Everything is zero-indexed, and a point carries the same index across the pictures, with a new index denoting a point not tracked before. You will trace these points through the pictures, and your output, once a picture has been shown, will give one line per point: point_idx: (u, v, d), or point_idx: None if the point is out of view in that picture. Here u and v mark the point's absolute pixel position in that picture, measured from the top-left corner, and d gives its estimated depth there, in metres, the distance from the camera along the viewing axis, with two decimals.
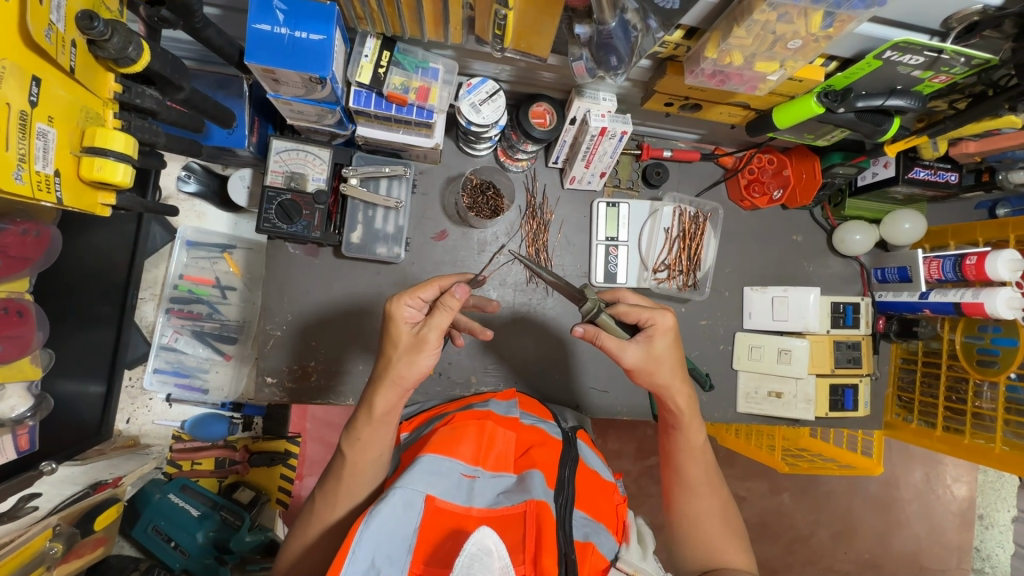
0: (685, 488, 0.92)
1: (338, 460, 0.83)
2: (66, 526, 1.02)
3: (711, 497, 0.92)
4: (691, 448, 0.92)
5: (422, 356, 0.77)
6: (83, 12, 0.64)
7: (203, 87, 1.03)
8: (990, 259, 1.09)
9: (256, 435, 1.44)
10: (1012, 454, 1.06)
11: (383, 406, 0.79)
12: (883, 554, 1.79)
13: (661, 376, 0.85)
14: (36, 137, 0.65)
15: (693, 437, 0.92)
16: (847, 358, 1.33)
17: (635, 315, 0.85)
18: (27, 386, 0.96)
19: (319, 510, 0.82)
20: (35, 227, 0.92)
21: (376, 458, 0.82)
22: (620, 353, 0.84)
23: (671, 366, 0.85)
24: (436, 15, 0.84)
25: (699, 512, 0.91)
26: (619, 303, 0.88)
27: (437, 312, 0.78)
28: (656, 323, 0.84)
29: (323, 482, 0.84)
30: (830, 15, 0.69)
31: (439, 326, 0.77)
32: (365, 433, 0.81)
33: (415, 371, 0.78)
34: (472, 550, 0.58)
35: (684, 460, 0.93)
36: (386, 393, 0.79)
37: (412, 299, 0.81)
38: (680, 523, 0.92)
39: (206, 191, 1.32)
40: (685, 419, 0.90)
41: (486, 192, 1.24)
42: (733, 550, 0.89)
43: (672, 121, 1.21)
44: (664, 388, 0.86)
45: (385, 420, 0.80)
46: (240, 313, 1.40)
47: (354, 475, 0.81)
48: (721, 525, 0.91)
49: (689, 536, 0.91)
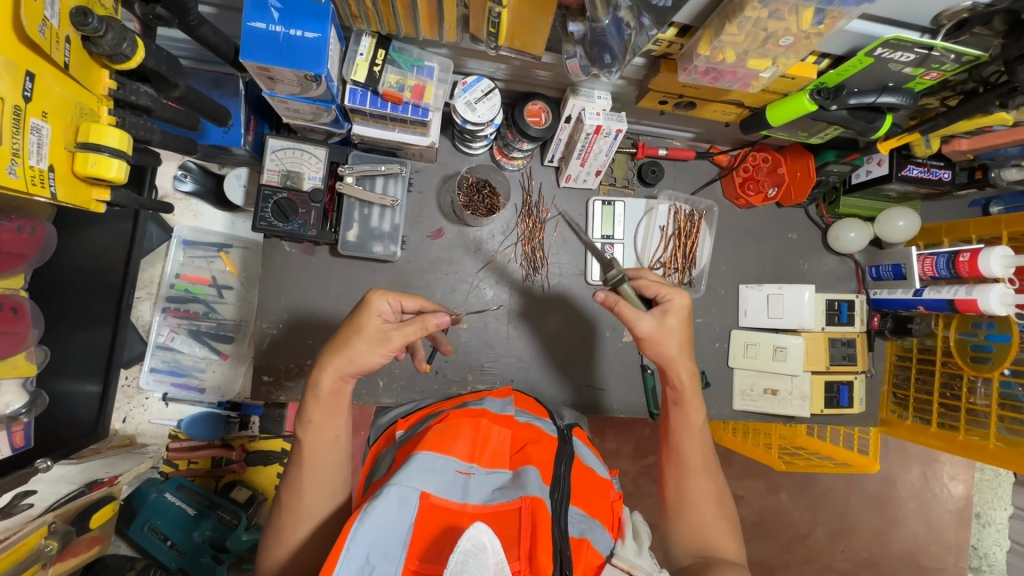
0: (680, 467, 0.93)
1: (296, 449, 0.83)
2: (60, 525, 1.04)
3: (707, 480, 0.92)
4: (690, 426, 0.93)
5: (377, 352, 0.79)
6: (77, 8, 0.64)
7: (199, 85, 1.03)
8: (983, 255, 1.10)
9: (253, 434, 1.42)
10: (1007, 450, 1.07)
11: (328, 384, 0.80)
12: (880, 553, 1.80)
13: (669, 349, 0.90)
14: (30, 133, 0.65)
15: (693, 414, 0.93)
16: (842, 354, 1.34)
17: (653, 289, 0.91)
18: (22, 382, 0.96)
19: (288, 502, 0.81)
20: (30, 224, 0.91)
21: (334, 440, 0.83)
22: (635, 321, 0.88)
23: (680, 342, 0.90)
24: (431, 13, 0.84)
25: (693, 494, 0.91)
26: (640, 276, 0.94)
27: (413, 324, 0.80)
28: (673, 300, 0.90)
29: (285, 475, 0.83)
30: (821, 12, 0.69)
31: (406, 336, 0.80)
32: (316, 416, 0.81)
33: (365, 361, 0.79)
34: (468, 546, 0.58)
35: (682, 440, 0.93)
36: (329, 373, 0.79)
37: (395, 300, 0.83)
38: (675, 505, 0.92)
39: (202, 190, 1.33)
40: (687, 395, 0.92)
41: (483, 191, 1.24)
42: (725, 535, 0.89)
43: (667, 119, 1.21)
44: (671, 361, 0.90)
45: (332, 401, 0.81)
46: (236, 313, 1.40)
47: (317, 459, 0.82)
48: (716, 508, 0.91)
49: (682, 519, 0.91)
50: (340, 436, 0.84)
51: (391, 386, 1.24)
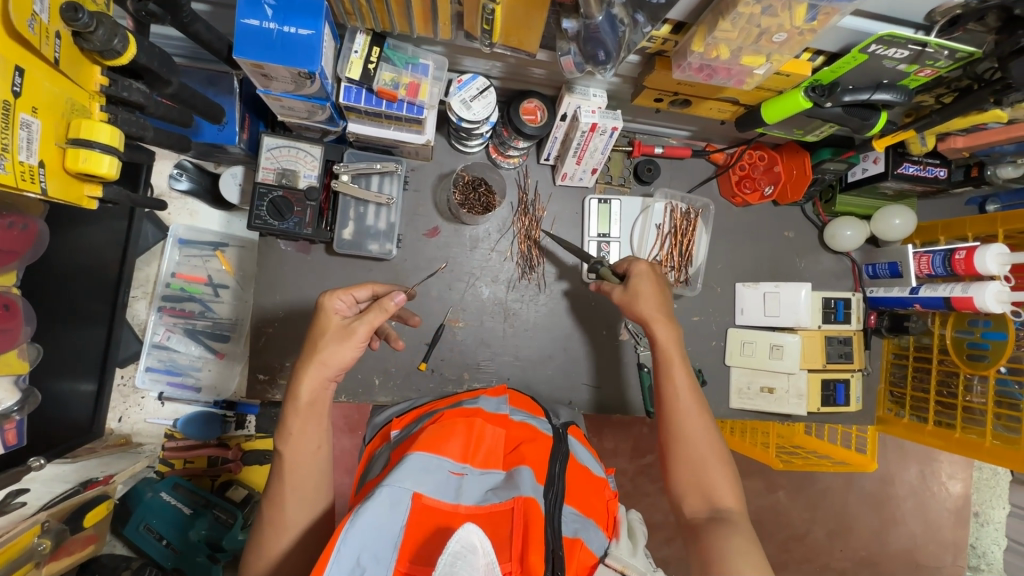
0: (672, 410, 0.92)
1: (276, 462, 0.82)
2: (54, 523, 1.02)
3: (697, 421, 0.91)
4: (674, 368, 0.94)
5: (346, 346, 0.80)
6: (67, 3, 0.64)
7: (194, 83, 1.02)
8: (979, 253, 1.10)
9: (250, 433, 1.42)
10: (1004, 447, 1.06)
11: (308, 393, 0.80)
12: (879, 551, 1.80)
13: (642, 306, 0.98)
14: (20, 128, 0.65)
15: (673, 357, 0.95)
16: (839, 353, 1.33)
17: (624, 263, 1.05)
18: (14, 380, 0.96)
19: (270, 517, 0.80)
20: (22, 220, 0.91)
21: (314, 449, 0.82)
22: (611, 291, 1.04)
23: (651, 298, 0.98)
24: (425, 10, 0.84)
25: (685, 434, 0.90)
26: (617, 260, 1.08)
27: (373, 310, 0.81)
28: (636, 268, 1.02)
29: (267, 490, 0.82)
30: (814, 8, 0.69)
31: (369, 322, 0.81)
32: (295, 427, 0.81)
33: (338, 358, 0.80)
34: (457, 547, 0.58)
35: (668, 380, 0.94)
36: (309, 379, 0.80)
37: (345, 296, 0.87)
38: (670, 448, 0.91)
39: (198, 189, 1.33)
40: (664, 340, 0.96)
41: (478, 188, 1.24)
42: (722, 476, 0.87)
43: (662, 117, 1.21)
44: (646, 314, 0.98)
45: (312, 410, 0.81)
46: (233, 311, 1.39)
47: (297, 471, 0.81)
48: (709, 447, 0.89)
49: (678, 463, 0.89)
50: (322, 447, 0.83)
51: (387, 384, 1.23)
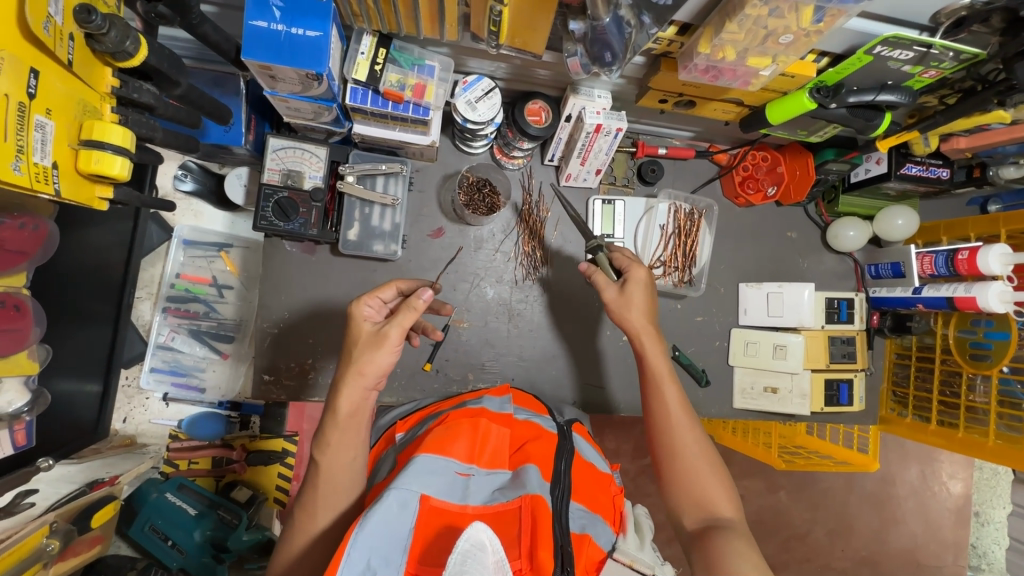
0: (662, 422, 0.93)
1: (312, 470, 0.82)
2: (62, 524, 1.03)
3: (688, 432, 0.91)
4: (662, 381, 0.95)
5: (381, 353, 0.80)
6: (80, 6, 0.64)
7: (200, 85, 1.03)
8: (982, 253, 1.10)
9: (254, 433, 1.43)
10: (1006, 447, 1.07)
11: (347, 405, 0.80)
12: (879, 551, 1.80)
13: (633, 313, 0.98)
14: (34, 130, 0.65)
15: (659, 369, 0.95)
16: (842, 353, 1.34)
17: (621, 262, 1.03)
18: (24, 380, 0.96)
19: (301, 522, 0.81)
20: (32, 221, 0.92)
21: (351, 461, 0.82)
22: (603, 289, 1.00)
23: (643, 306, 0.98)
24: (432, 12, 0.85)
25: (677, 446, 0.90)
26: (615, 249, 1.06)
27: (401, 312, 0.81)
28: (632, 271, 1.00)
29: (301, 495, 0.83)
30: (821, 10, 0.70)
31: (401, 323, 0.80)
32: (335, 437, 0.81)
33: (376, 367, 0.80)
34: (466, 546, 0.58)
35: (655, 395, 0.95)
36: (348, 392, 0.80)
37: (373, 301, 0.87)
38: (664, 462, 0.91)
39: (202, 190, 1.33)
40: (650, 354, 0.97)
41: (483, 189, 1.24)
42: (717, 485, 0.87)
43: (666, 118, 1.22)
44: (636, 324, 0.98)
45: (352, 421, 0.81)
46: (237, 312, 1.39)
47: (331, 482, 0.80)
48: (703, 457, 0.89)
49: (673, 474, 0.89)
50: (358, 456, 0.83)
51: (391, 385, 1.23)
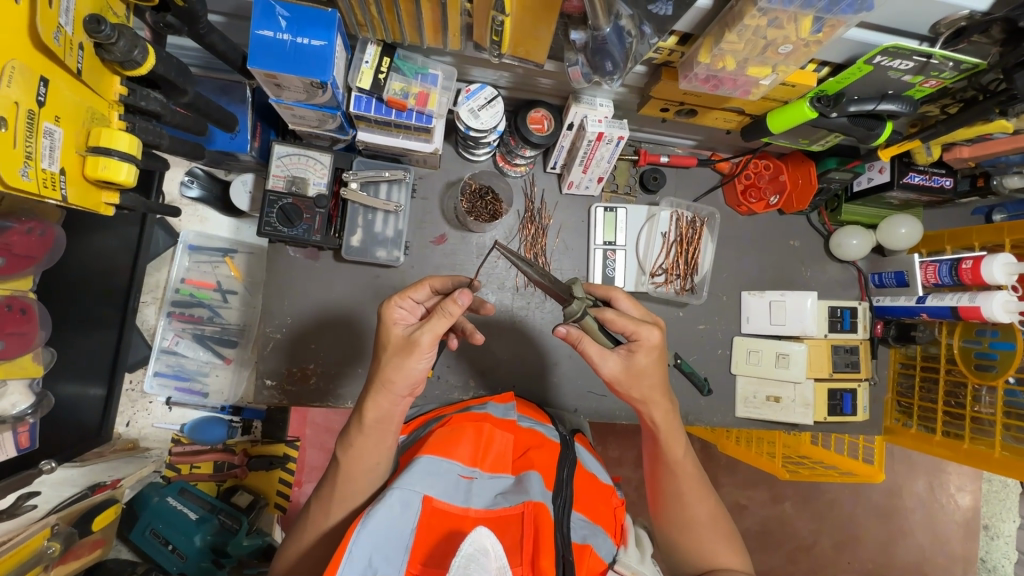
0: (674, 499, 0.92)
1: (332, 468, 0.83)
2: (64, 526, 1.06)
3: (700, 504, 0.91)
4: (674, 461, 0.91)
5: (411, 360, 0.76)
6: (90, 16, 0.67)
7: (208, 92, 1.05)
8: (986, 263, 1.09)
9: (255, 438, 1.46)
10: (1012, 459, 1.05)
11: (374, 411, 0.79)
12: (887, 564, 1.77)
13: (639, 389, 0.84)
14: (43, 136, 0.66)
15: (673, 449, 0.91)
16: (846, 362, 1.32)
17: (621, 325, 0.82)
18: (28, 382, 0.97)
19: (314, 515, 0.83)
20: (39, 226, 0.94)
21: (372, 466, 0.82)
22: (600, 363, 0.82)
23: (650, 381, 0.84)
24: (435, 23, 0.86)
25: (689, 518, 0.90)
26: (607, 308, 0.84)
27: (434, 317, 0.76)
28: (641, 338, 0.81)
29: (318, 489, 0.85)
30: (819, 20, 0.71)
31: (433, 330, 0.75)
32: (358, 441, 0.81)
33: (404, 375, 0.77)
34: (470, 550, 0.57)
35: (666, 471, 0.92)
36: (374, 398, 0.78)
37: (406, 304, 0.85)
38: (673, 528, 0.92)
39: (209, 196, 1.36)
40: (662, 432, 0.90)
41: (486, 197, 1.26)
42: (726, 548, 0.89)
43: (668, 127, 1.22)
44: (642, 401, 0.87)
45: (377, 428, 0.80)
46: (241, 317, 1.42)
47: (348, 484, 0.81)
48: (713, 525, 0.90)
49: (682, 542, 0.91)
50: (380, 461, 0.83)
51: None
